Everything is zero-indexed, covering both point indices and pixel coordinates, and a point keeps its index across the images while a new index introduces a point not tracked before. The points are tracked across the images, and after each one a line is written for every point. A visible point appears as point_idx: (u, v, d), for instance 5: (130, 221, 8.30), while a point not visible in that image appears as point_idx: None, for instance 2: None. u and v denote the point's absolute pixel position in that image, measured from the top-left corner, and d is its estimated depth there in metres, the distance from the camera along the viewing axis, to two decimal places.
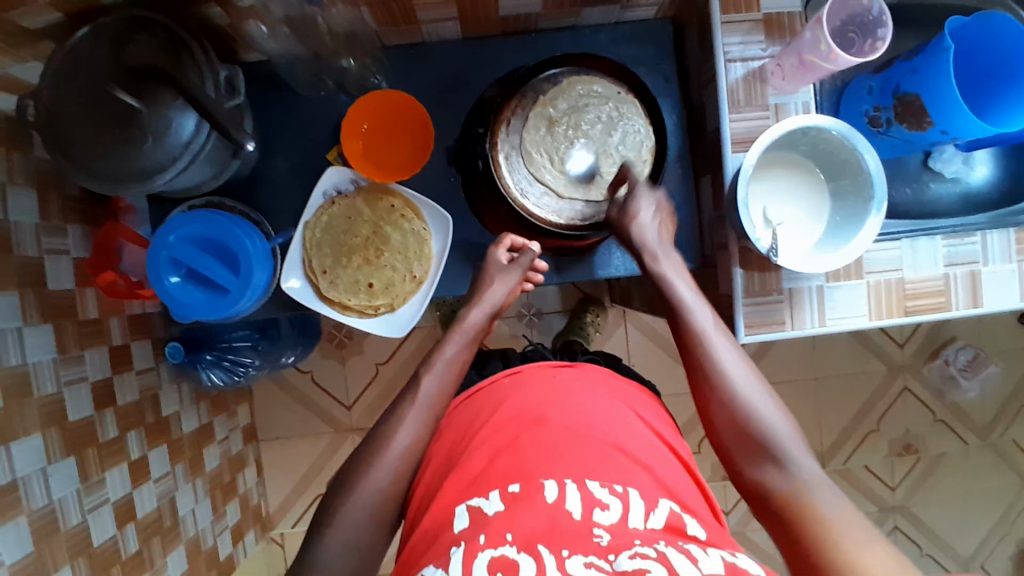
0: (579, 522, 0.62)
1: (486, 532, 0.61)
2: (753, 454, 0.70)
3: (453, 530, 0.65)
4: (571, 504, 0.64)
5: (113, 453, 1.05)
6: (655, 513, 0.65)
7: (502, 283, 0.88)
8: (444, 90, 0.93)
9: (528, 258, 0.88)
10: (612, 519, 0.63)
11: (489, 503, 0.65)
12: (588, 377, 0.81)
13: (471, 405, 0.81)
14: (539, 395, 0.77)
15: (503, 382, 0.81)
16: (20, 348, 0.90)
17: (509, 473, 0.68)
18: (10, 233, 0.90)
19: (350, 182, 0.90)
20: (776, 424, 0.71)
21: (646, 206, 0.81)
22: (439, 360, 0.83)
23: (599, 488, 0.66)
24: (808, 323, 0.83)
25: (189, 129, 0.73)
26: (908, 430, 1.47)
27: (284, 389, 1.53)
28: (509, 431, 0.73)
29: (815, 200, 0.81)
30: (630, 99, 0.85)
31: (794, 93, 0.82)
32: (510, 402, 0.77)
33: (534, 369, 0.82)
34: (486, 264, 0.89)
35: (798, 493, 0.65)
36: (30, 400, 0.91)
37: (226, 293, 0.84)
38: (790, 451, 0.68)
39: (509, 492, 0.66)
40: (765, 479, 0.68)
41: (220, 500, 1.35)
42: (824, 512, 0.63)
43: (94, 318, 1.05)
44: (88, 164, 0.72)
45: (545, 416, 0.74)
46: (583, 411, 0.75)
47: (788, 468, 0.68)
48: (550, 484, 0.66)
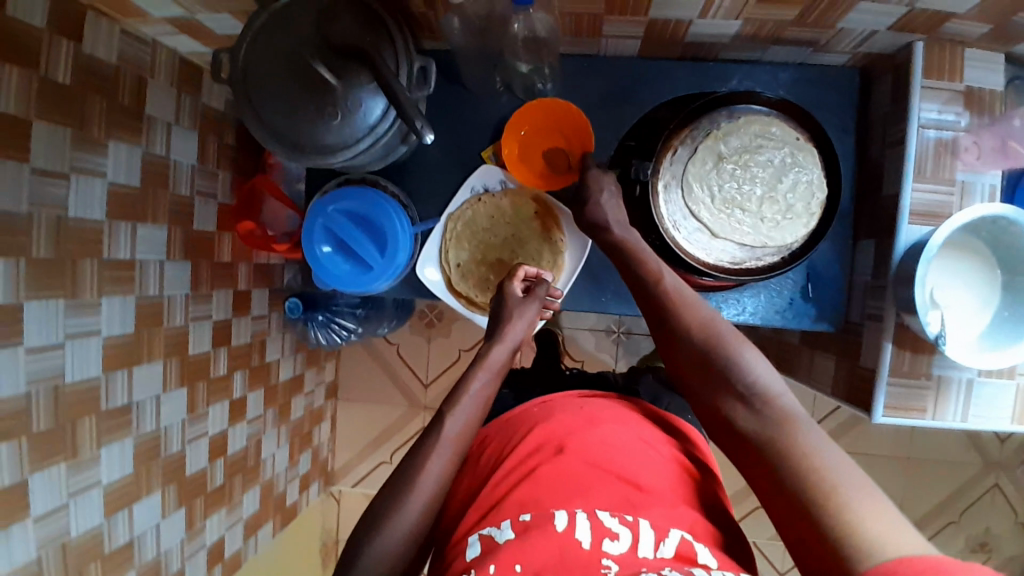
0: (588, 552, 0.61)
1: (496, 560, 0.60)
2: (720, 394, 0.67)
3: (465, 558, 0.64)
4: (581, 533, 0.62)
5: (219, 390, 1.11)
6: (665, 543, 0.63)
7: (522, 318, 0.82)
8: (608, 104, 0.92)
9: (544, 289, 0.85)
10: (622, 549, 0.61)
11: (501, 532, 0.64)
12: (618, 411, 0.82)
13: (508, 427, 0.82)
14: (570, 419, 0.78)
15: (535, 410, 0.84)
16: (159, 280, 0.94)
17: (524, 498, 0.67)
18: (169, 170, 0.94)
19: (498, 183, 0.92)
20: (742, 358, 0.67)
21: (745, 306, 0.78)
22: (465, 398, 0.74)
23: (608, 517, 0.64)
24: (950, 415, 0.79)
25: (376, 114, 0.74)
26: (989, 529, 1.40)
27: (368, 354, 1.58)
28: (528, 464, 0.73)
29: (987, 291, 0.76)
30: (808, 148, 0.81)
31: (985, 174, 0.78)
32: (544, 424, 0.79)
33: (564, 398, 0.85)
34: (503, 296, 0.84)
35: (774, 429, 0.61)
36: (159, 330, 0.95)
37: (368, 270, 0.86)
38: (749, 385, 0.65)
39: (520, 519, 0.65)
40: (748, 431, 0.63)
41: (297, 449, 1.40)
42: (804, 449, 0.58)
43: (226, 261, 1.10)
44: (279, 132, 0.75)
45: (565, 442, 0.74)
46: (606, 443, 0.74)
47: (762, 411, 0.63)
48: (562, 514, 0.64)
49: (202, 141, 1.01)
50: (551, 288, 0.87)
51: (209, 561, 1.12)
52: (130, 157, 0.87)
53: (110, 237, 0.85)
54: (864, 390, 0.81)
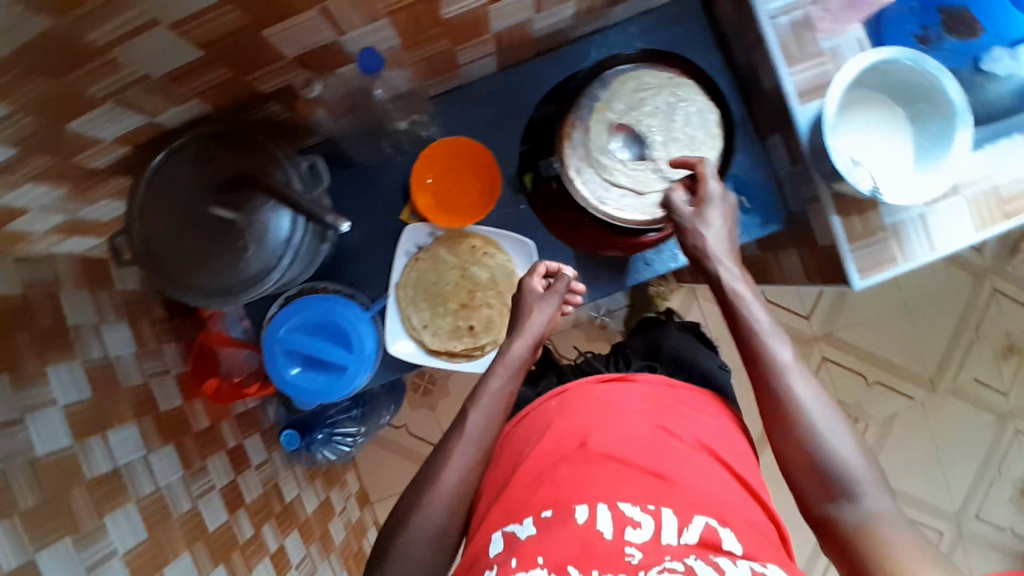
0: (611, 543, 0.62)
1: (519, 555, 0.63)
2: (825, 488, 0.67)
3: (488, 555, 0.67)
4: (603, 524, 0.64)
5: (255, 551, 1.07)
6: (689, 530, 0.64)
7: (540, 311, 0.85)
8: (494, 121, 0.94)
9: (563, 284, 0.86)
10: (645, 537, 0.63)
11: (523, 529, 0.67)
12: (635, 392, 0.81)
13: (524, 430, 0.81)
14: (588, 418, 0.78)
15: (550, 405, 0.82)
16: (149, 474, 0.91)
17: (549, 498, 0.69)
18: (113, 367, 0.91)
19: (428, 236, 0.92)
20: (856, 464, 0.67)
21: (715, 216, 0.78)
22: (484, 395, 0.80)
23: (631, 507, 0.66)
24: (919, 252, 0.81)
25: (286, 227, 0.74)
26: (1008, 332, 1.43)
27: (382, 447, 1.55)
28: (550, 463, 0.74)
29: (898, 132, 0.79)
30: (685, 81, 0.84)
31: (845, 32, 0.81)
32: (561, 423, 0.78)
33: (579, 386, 0.83)
34: (521, 292, 0.87)
35: (867, 527, 0.64)
36: (171, 522, 0.92)
37: (343, 371, 0.85)
38: (859, 485, 0.66)
39: (543, 517, 0.67)
40: (838, 514, 0.66)
41: (356, 569, 1.36)
42: (889, 545, 0.62)
43: (206, 427, 1.07)
44: (202, 284, 0.74)
45: (587, 439, 0.75)
46: (629, 437, 0.74)
47: (859, 501, 0.66)
48: (583, 508, 0.66)
49: (134, 326, 0.99)
50: (572, 280, 0.88)
51: None
52: (73, 373, 0.84)
53: (86, 456, 0.82)
54: (833, 266, 0.84)
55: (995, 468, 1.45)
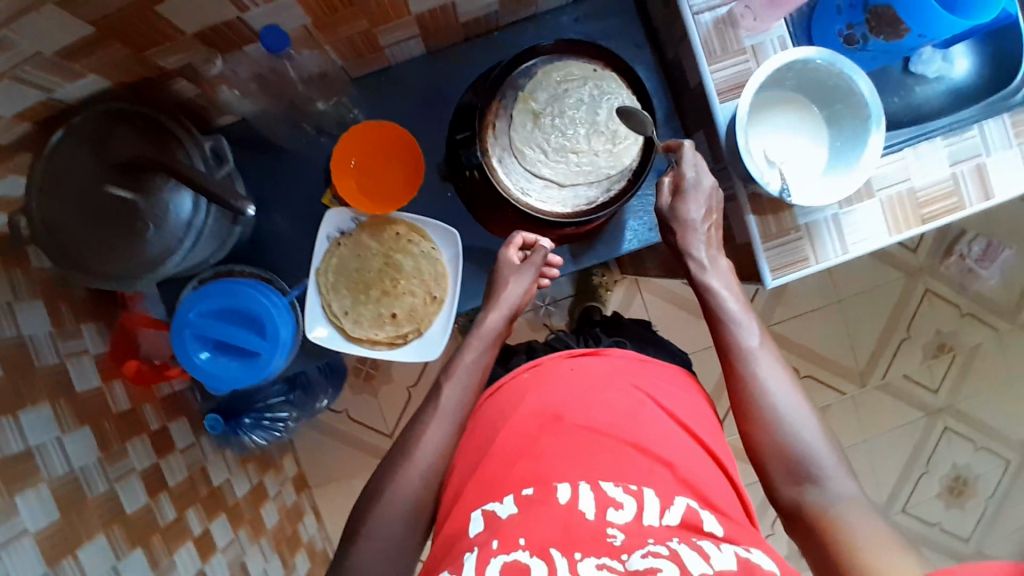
0: (594, 523, 0.62)
1: (500, 537, 0.62)
2: (791, 470, 0.70)
3: (468, 535, 0.65)
4: (586, 504, 0.64)
5: (176, 535, 1.05)
6: (670, 510, 0.65)
7: (517, 284, 0.88)
8: (421, 107, 0.93)
9: (540, 255, 0.88)
10: (627, 518, 0.63)
11: (503, 508, 0.65)
12: (610, 367, 0.81)
13: (496, 403, 0.80)
14: (562, 393, 0.77)
15: (524, 377, 0.81)
16: (64, 456, 0.89)
17: (528, 475, 0.68)
18: (29, 346, 0.88)
19: (351, 221, 0.90)
20: (819, 448, 0.70)
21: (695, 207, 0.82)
22: (460, 367, 0.84)
23: (612, 487, 0.66)
24: (831, 254, 0.83)
25: (187, 208, 0.74)
26: (939, 330, 1.47)
27: (322, 432, 1.53)
28: (529, 437, 0.73)
29: (815, 133, 0.80)
30: (608, 73, 0.84)
31: (768, 31, 0.82)
32: (530, 400, 0.77)
33: (551, 360, 0.82)
34: (499, 264, 0.89)
35: (833, 511, 0.66)
36: (86, 505, 0.90)
37: (257, 357, 0.84)
38: (825, 470, 0.68)
39: (523, 495, 0.66)
40: (803, 498, 0.68)
41: (289, 553, 1.35)
42: (853, 530, 0.64)
43: (128, 409, 1.05)
44: (100, 267, 0.72)
45: (563, 414, 0.74)
46: (606, 409, 0.75)
47: (822, 485, 0.68)
48: (565, 486, 0.66)
49: (52, 305, 0.95)
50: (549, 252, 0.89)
51: None
52: None
53: None
54: (750, 264, 0.85)
55: (922, 462, 1.49)
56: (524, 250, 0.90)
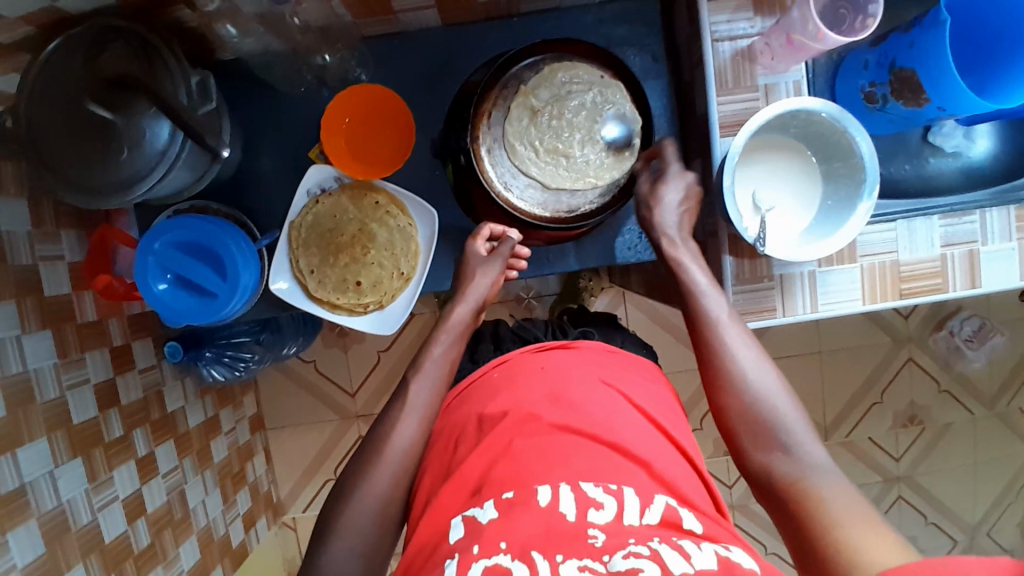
0: (574, 524, 0.62)
1: (481, 542, 0.61)
2: (764, 440, 0.69)
3: (449, 541, 0.65)
4: (566, 506, 0.64)
5: (119, 452, 1.07)
6: (650, 509, 0.64)
7: (484, 276, 0.88)
8: (427, 80, 0.92)
9: (507, 247, 0.89)
10: (608, 518, 0.63)
11: (484, 512, 0.65)
12: (584, 360, 0.81)
13: (467, 399, 0.81)
14: (537, 389, 0.76)
15: (493, 375, 0.82)
16: (20, 355, 0.91)
17: (504, 476, 0.67)
18: (3, 242, 0.90)
19: (333, 180, 0.89)
20: (788, 416, 0.70)
21: (673, 189, 0.81)
22: (428, 361, 0.83)
23: (592, 487, 0.65)
24: (800, 309, 0.83)
25: (164, 137, 0.73)
26: (913, 402, 1.46)
27: (287, 377, 1.55)
28: (504, 432, 0.72)
29: (807, 185, 0.79)
30: (614, 83, 0.83)
31: (785, 73, 0.80)
32: (509, 392, 0.77)
33: (521, 357, 0.83)
34: (466, 256, 0.89)
35: (803, 480, 0.65)
36: (34, 406, 0.92)
37: (215, 298, 0.85)
38: (796, 437, 0.68)
39: (504, 499, 0.65)
40: (775, 465, 0.67)
41: (231, 489, 1.38)
42: (827, 498, 0.63)
43: (93, 320, 1.06)
44: (70, 178, 0.72)
45: (537, 411, 0.73)
46: (582, 404, 0.74)
47: (794, 452, 0.67)
48: (546, 488, 0.65)
49: (34, 206, 0.96)
50: (516, 245, 0.90)
51: None
52: None
53: None
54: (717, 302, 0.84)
55: None
56: (491, 241, 0.91)
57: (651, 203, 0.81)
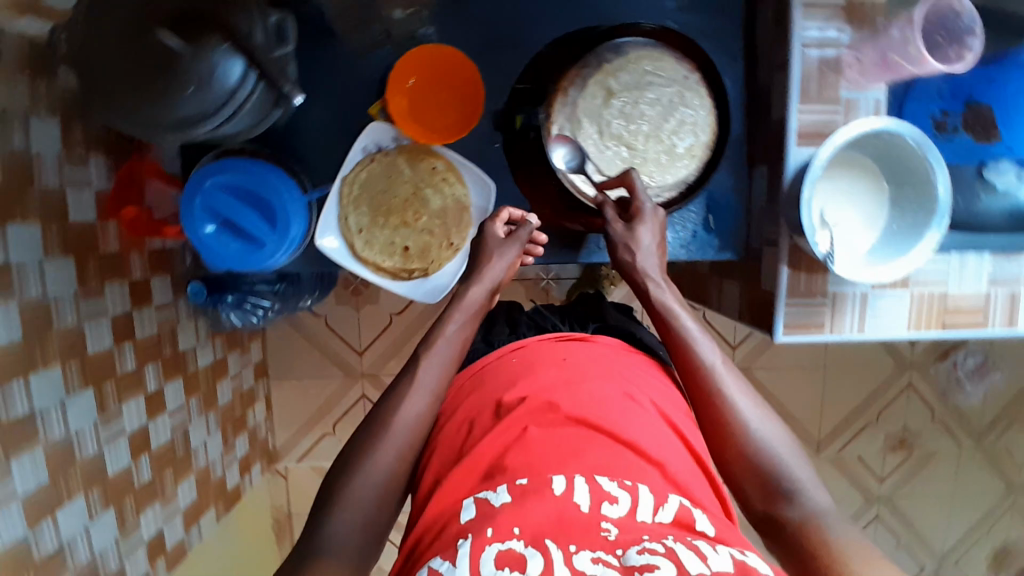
0: (588, 515, 0.56)
1: (493, 524, 0.55)
2: (771, 489, 0.67)
3: (459, 521, 0.59)
4: (581, 496, 0.57)
5: (130, 386, 1.06)
6: (663, 508, 0.58)
7: (501, 259, 0.83)
8: (498, 46, 0.88)
9: (527, 231, 0.85)
10: (621, 513, 0.57)
11: (496, 496, 0.59)
12: (599, 355, 0.77)
13: (482, 383, 0.77)
14: (551, 378, 0.71)
15: (511, 360, 0.78)
16: (40, 281, 0.88)
17: (518, 462, 0.61)
18: (31, 163, 0.86)
19: (392, 140, 0.87)
20: (793, 464, 0.68)
21: (646, 232, 0.79)
22: (439, 339, 0.77)
23: (608, 481, 0.59)
24: (847, 328, 0.83)
25: (235, 76, 0.68)
26: (906, 426, 1.50)
27: (295, 328, 1.53)
28: (516, 423, 0.66)
29: (874, 205, 0.79)
30: (697, 84, 0.81)
31: (868, 90, 0.79)
32: (528, 378, 0.72)
33: (540, 344, 0.80)
34: (484, 238, 0.85)
35: (811, 526, 0.63)
36: (51, 333, 0.90)
37: (260, 246, 0.83)
38: (801, 483, 0.67)
39: (516, 485, 0.59)
40: (781, 512, 0.66)
41: (231, 433, 1.38)
42: (835, 543, 0.62)
43: (114, 252, 1.02)
44: (129, 114, 0.68)
45: (556, 401, 0.68)
46: (600, 397, 0.69)
47: (797, 498, 0.66)
48: (560, 478, 0.59)
49: (66, 127, 0.92)
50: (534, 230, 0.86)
51: (149, 557, 1.11)
52: None
53: None
54: (767, 312, 0.84)
55: None
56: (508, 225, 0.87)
57: (631, 247, 0.79)
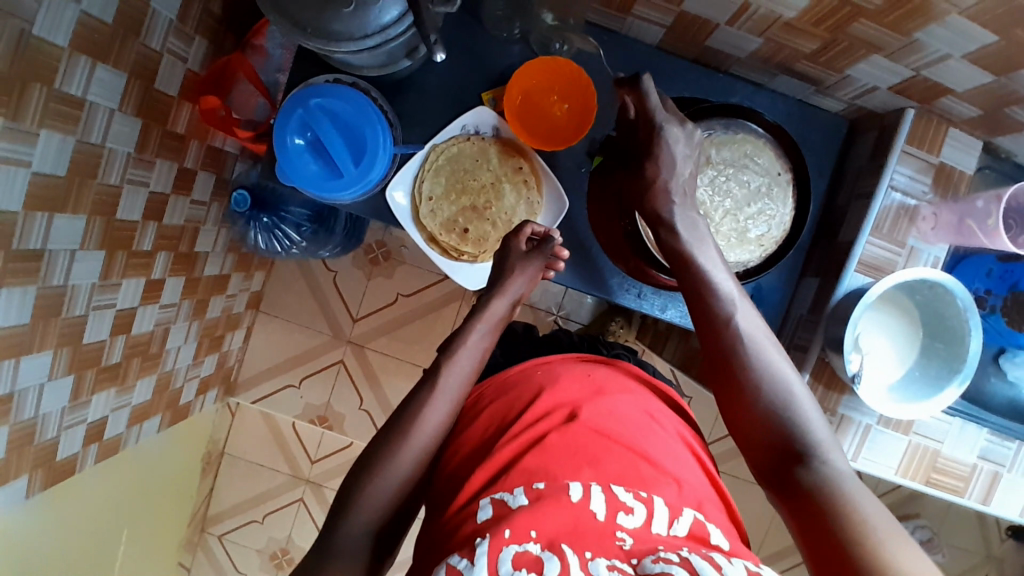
0: (603, 524, 0.63)
1: (511, 526, 0.61)
2: (787, 452, 0.66)
3: (475, 520, 0.65)
4: (596, 505, 0.64)
5: (138, 265, 1.05)
6: (678, 521, 0.65)
7: (524, 273, 0.85)
8: (617, 84, 0.92)
9: (550, 247, 0.86)
10: (637, 523, 0.63)
11: (513, 498, 0.65)
12: (617, 378, 0.84)
13: (505, 388, 0.83)
14: (575, 390, 0.79)
15: (536, 374, 0.83)
16: (104, 128, 0.88)
17: (537, 468, 0.68)
18: (147, 17, 0.90)
19: (491, 128, 0.91)
20: (814, 426, 0.66)
21: (675, 144, 0.81)
22: (462, 348, 0.80)
23: (623, 492, 0.66)
24: (844, 451, 0.86)
25: (392, 15, 0.71)
26: None
27: (302, 273, 1.52)
28: (538, 429, 0.73)
29: (906, 348, 0.83)
30: (785, 185, 0.87)
31: (932, 245, 0.84)
32: (550, 391, 0.79)
33: (563, 362, 0.86)
34: (507, 252, 0.86)
35: (827, 487, 0.61)
36: (91, 183, 0.89)
37: (337, 176, 0.84)
38: (817, 446, 0.65)
39: (533, 489, 0.66)
40: (794, 474, 0.64)
41: (204, 349, 1.35)
42: (854, 504, 0.59)
43: (180, 133, 1.05)
44: (286, 8, 0.71)
45: (578, 414, 0.75)
46: (615, 419, 0.75)
47: (815, 460, 0.64)
48: (576, 486, 0.66)
49: (187, 3, 0.99)
50: (557, 247, 0.87)
51: (85, 440, 1.07)
52: None
53: (68, 69, 0.79)
54: None
55: None
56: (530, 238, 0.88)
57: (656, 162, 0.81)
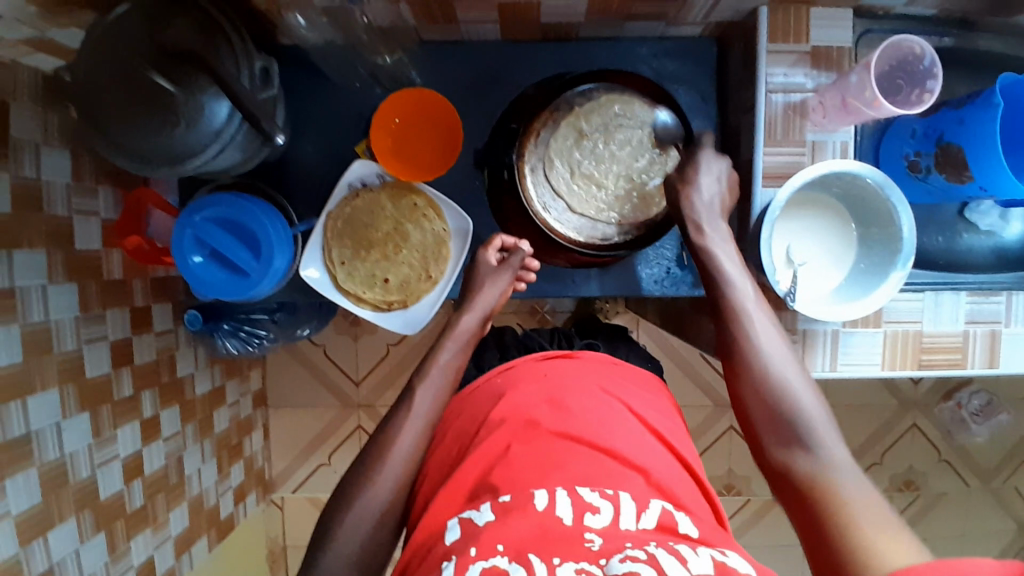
0: (570, 528, 0.57)
1: (477, 543, 0.56)
2: (783, 436, 0.68)
3: (444, 543, 0.60)
4: (562, 509, 0.59)
5: (126, 411, 1.06)
6: (646, 513, 0.60)
7: (493, 286, 0.86)
8: (478, 89, 0.92)
9: (517, 259, 0.87)
10: (604, 523, 0.58)
11: (480, 514, 0.60)
12: (585, 370, 0.77)
13: (467, 407, 0.77)
14: (534, 392, 0.72)
15: (496, 381, 0.78)
16: (43, 305, 0.88)
17: (502, 481, 0.63)
18: (42, 190, 0.89)
19: (376, 176, 0.91)
20: (811, 410, 0.69)
21: (706, 174, 0.80)
22: (434, 367, 0.80)
23: (588, 491, 0.60)
24: (818, 366, 0.84)
25: (222, 116, 0.73)
26: (912, 466, 1.46)
27: (295, 358, 1.56)
28: (501, 440, 0.68)
29: (839, 246, 0.81)
30: (667, 127, 0.86)
31: (834, 132, 0.81)
32: (507, 396, 0.73)
33: (527, 363, 0.79)
34: (476, 266, 0.88)
35: (822, 475, 0.64)
36: (50, 356, 0.90)
37: (246, 276, 0.86)
38: (815, 433, 0.67)
39: (500, 502, 0.60)
40: (789, 458, 0.67)
41: (226, 461, 1.40)
42: (844, 495, 0.61)
43: (118, 279, 1.04)
44: (119, 141, 0.72)
45: (538, 418, 0.69)
46: (584, 413, 0.70)
47: (813, 450, 0.66)
48: (542, 493, 0.60)
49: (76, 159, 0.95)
50: (527, 257, 0.89)
51: None
52: None
53: None
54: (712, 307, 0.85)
55: None
56: (502, 252, 0.90)
57: (690, 194, 0.80)
